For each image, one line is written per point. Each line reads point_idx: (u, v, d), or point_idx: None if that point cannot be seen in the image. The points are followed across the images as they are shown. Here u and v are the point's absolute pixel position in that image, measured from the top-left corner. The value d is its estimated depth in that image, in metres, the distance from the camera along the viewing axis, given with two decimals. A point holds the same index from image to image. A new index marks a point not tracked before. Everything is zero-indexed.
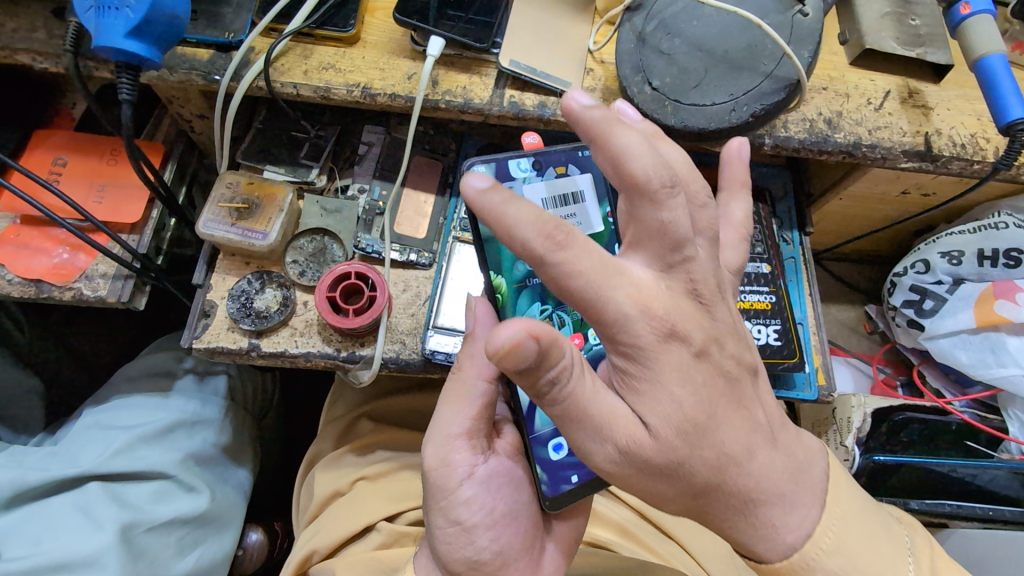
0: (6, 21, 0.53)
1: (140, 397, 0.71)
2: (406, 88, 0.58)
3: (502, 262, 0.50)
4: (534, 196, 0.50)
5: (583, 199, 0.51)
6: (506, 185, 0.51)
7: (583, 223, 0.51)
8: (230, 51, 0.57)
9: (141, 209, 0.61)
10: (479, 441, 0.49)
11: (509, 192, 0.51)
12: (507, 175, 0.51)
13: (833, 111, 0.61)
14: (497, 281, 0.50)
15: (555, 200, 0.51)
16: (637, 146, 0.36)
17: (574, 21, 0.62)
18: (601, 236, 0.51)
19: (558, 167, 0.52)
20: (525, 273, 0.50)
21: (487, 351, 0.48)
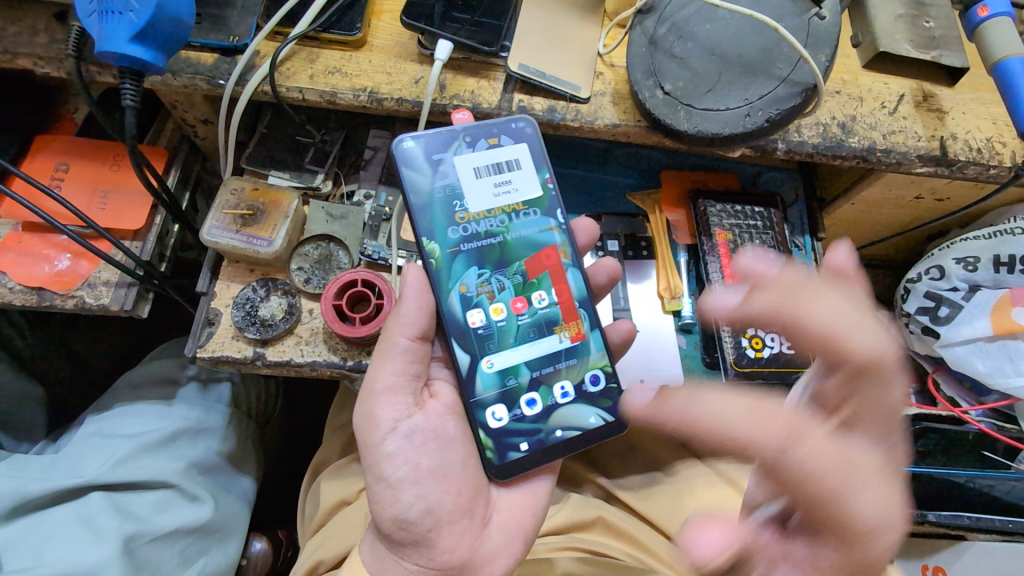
0: (8, 26, 0.52)
1: (142, 405, 0.71)
2: (414, 93, 0.58)
3: (436, 229, 0.50)
4: (466, 165, 0.51)
5: (518, 167, 0.52)
6: (437, 158, 0.51)
7: (519, 189, 0.52)
8: (235, 54, 0.56)
9: (143, 216, 0.59)
10: (405, 397, 0.48)
11: (440, 163, 0.51)
12: (438, 147, 0.51)
13: (847, 115, 0.60)
14: (431, 246, 0.50)
15: (490, 167, 0.52)
16: (723, 406, 0.41)
17: (583, 25, 0.61)
18: (539, 201, 0.53)
19: (488, 138, 0.52)
20: (459, 239, 0.50)
21: (413, 312, 0.48)
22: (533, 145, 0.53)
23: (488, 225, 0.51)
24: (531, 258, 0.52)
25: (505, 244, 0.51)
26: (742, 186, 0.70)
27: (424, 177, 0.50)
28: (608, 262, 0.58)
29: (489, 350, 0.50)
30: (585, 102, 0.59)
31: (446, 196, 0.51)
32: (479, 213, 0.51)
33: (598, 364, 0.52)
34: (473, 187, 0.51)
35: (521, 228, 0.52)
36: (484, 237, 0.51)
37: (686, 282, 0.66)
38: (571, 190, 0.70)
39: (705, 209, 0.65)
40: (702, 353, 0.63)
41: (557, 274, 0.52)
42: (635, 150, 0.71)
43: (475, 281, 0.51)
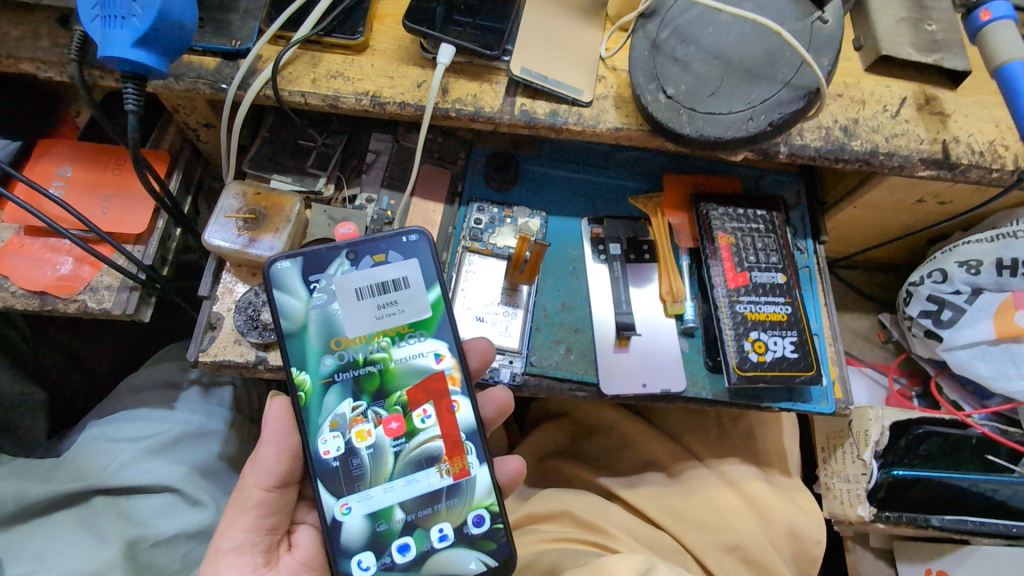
0: (10, 31, 0.52)
1: (145, 409, 0.71)
2: (416, 97, 0.58)
3: (307, 358, 0.50)
4: (348, 286, 0.51)
5: (405, 286, 0.52)
6: (315, 279, 0.51)
7: (405, 309, 0.52)
8: (238, 59, 0.56)
9: (145, 220, 0.60)
10: (254, 556, 0.50)
11: (317, 286, 0.51)
12: (318, 270, 0.51)
13: (849, 118, 0.60)
14: (301, 377, 0.50)
15: (373, 287, 0.51)
16: None
17: (585, 28, 0.61)
18: (426, 321, 0.52)
19: (374, 256, 0.51)
20: (333, 368, 0.50)
21: (271, 458, 0.50)
22: (421, 261, 0.52)
23: (366, 351, 0.51)
24: (412, 388, 0.52)
25: (384, 371, 0.51)
26: (744, 190, 0.70)
27: (299, 301, 0.50)
28: (497, 395, 0.60)
29: (358, 492, 0.49)
30: (587, 106, 0.59)
31: (323, 319, 0.51)
32: (357, 339, 0.51)
33: (484, 502, 0.50)
34: (353, 309, 0.51)
35: (404, 352, 0.52)
36: (361, 365, 0.51)
37: (688, 285, 0.65)
38: (573, 193, 0.69)
39: (707, 212, 0.65)
40: (704, 357, 0.63)
41: (441, 402, 0.52)
42: (637, 154, 0.71)
43: (351, 411, 0.51)
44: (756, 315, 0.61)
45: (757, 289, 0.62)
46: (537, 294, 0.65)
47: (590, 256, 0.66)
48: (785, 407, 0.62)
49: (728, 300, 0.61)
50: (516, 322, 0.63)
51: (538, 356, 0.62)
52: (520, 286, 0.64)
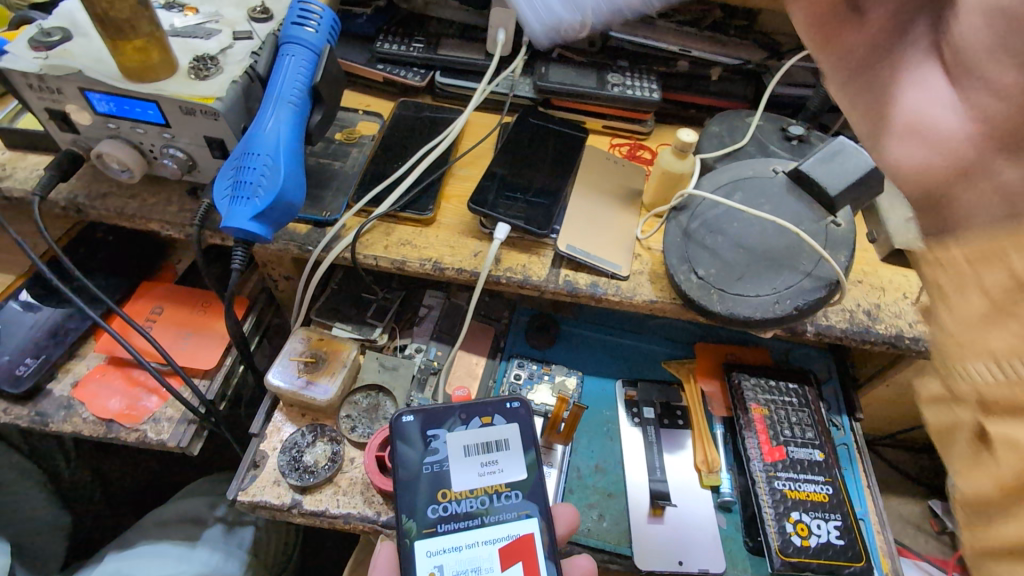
0: (149, 197, 0.64)
1: (166, 545, 0.70)
2: (472, 264, 0.65)
3: (415, 507, 0.51)
4: (456, 442, 0.53)
5: (506, 446, 0.53)
6: (431, 432, 0.53)
7: (505, 470, 0.53)
8: (325, 225, 0.66)
9: (216, 357, 0.65)
10: None
11: (434, 439, 0.53)
12: (435, 423, 0.53)
13: (871, 304, 0.64)
14: (407, 524, 0.51)
15: (478, 445, 0.53)
16: None
17: (623, 214, 0.70)
18: (523, 484, 0.53)
19: (482, 415, 0.54)
20: (438, 518, 0.51)
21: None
22: (524, 424, 0.54)
23: (469, 506, 0.51)
24: (506, 545, 0.51)
25: (482, 527, 0.51)
26: (774, 361, 0.72)
27: (415, 451, 0.52)
28: (581, 562, 0.55)
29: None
30: (624, 279, 0.65)
31: (432, 471, 0.52)
32: (462, 492, 0.52)
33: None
34: (460, 464, 0.52)
35: (502, 510, 0.52)
36: (462, 519, 0.51)
37: (723, 455, 0.65)
38: (606, 354, 0.73)
39: (739, 383, 0.67)
40: (744, 536, 0.61)
41: (529, 567, 0.50)
42: (669, 322, 0.76)
43: (448, 566, 0.50)
44: (796, 494, 0.60)
45: (796, 466, 0.61)
46: (571, 454, 0.65)
47: (625, 418, 0.68)
48: None
49: (766, 476, 0.60)
50: (550, 482, 0.63)
51: None
52: (555, 445, 0.65)
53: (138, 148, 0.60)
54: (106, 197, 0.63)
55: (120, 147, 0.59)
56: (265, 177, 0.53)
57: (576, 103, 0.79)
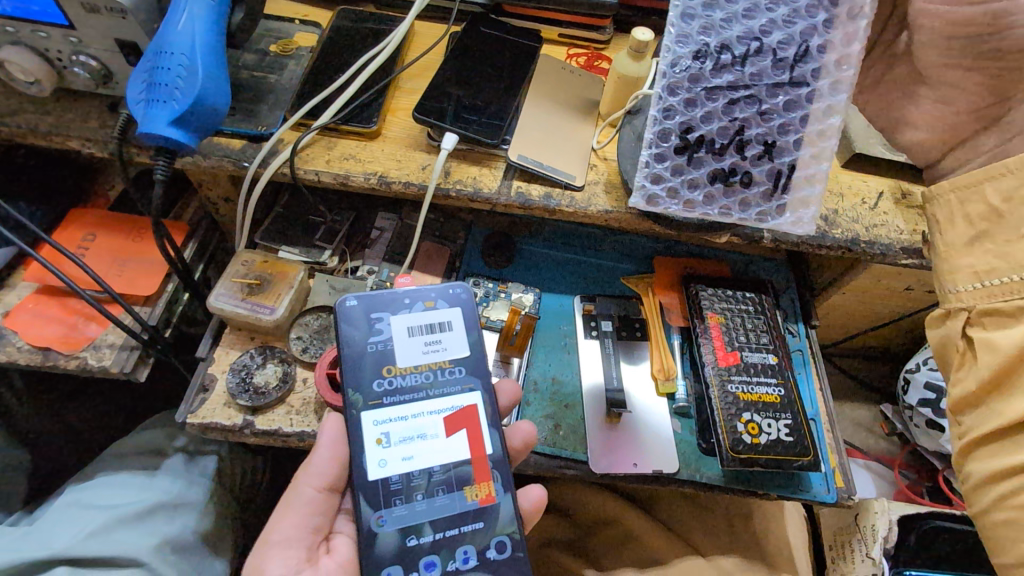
0: (64, 113, 0.59)
1: (125, 475, 0.69)
2: (420, 178, 0.62)
3: (361, 382, 0.50)
4: (400, 323, 0.52)
5: (450, 328, 0.53)
6: (375, 314, 0.52)
7: (449, 349, 0.52)
8: (261, 141, 0.62)
9: (157, 283, 0.63)
10: (297, 553, 0.47)
11: (379, 320, 0.52)
12: (380, 306, 0.52)
13: (829, 209, 0.63)
14: (353, 397, 0.49)
15: (422, 326, 0.52)
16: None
17: (578, 124, 0.67)
18: (468, 362, 0.52)
19: (425, 298, 0.53)
20: (384, 391, 0.50)
21: (324, 463, 0.50)
22: (468, 308, 0.54)
23: (414, 381, 0.51)
24: (451, 413, 0.50)
25: (427, 400, 0.50)
26: (732, 273, 0.72)
27: (359, 331, 0.51)
28: (524, 427, 0.55)
29: (393, 509, 0.47)
30: (579, 190, 0.63)
31: (377, 351, 0.51)
32: (406, 368, 0.51)
33: (505, 530, 0.48)
34: (404, 344, 0.51)
35: (446, 385, 0.51)
36: (408, 392, 0.50)
37: (680, 364, 0.65)
38: (564, 271, 0.72)
39: (697, 293, 0.67)
40: (697, 438, 0.62)
41: (474, 433, 0.50)
42: (628, 238, 0.75)
43: (395, 432, 0.49)
44: (748, 395, 0.60)
45: (750, 369, 0.62)
46: (528, 368, 0.65)
47: (582, 332, 0.67)
48: (784, 494, 0.59)
49: (719, 379, 0.61)
50: None
51: None
52: (511, 358, 0.65)
53: (44, 55, 0.55)
54: (16, 113, 0.59)
55: (21, 53, 0.54)
56: (182, 79, 0.49)
57: (528, 9, 0.74)
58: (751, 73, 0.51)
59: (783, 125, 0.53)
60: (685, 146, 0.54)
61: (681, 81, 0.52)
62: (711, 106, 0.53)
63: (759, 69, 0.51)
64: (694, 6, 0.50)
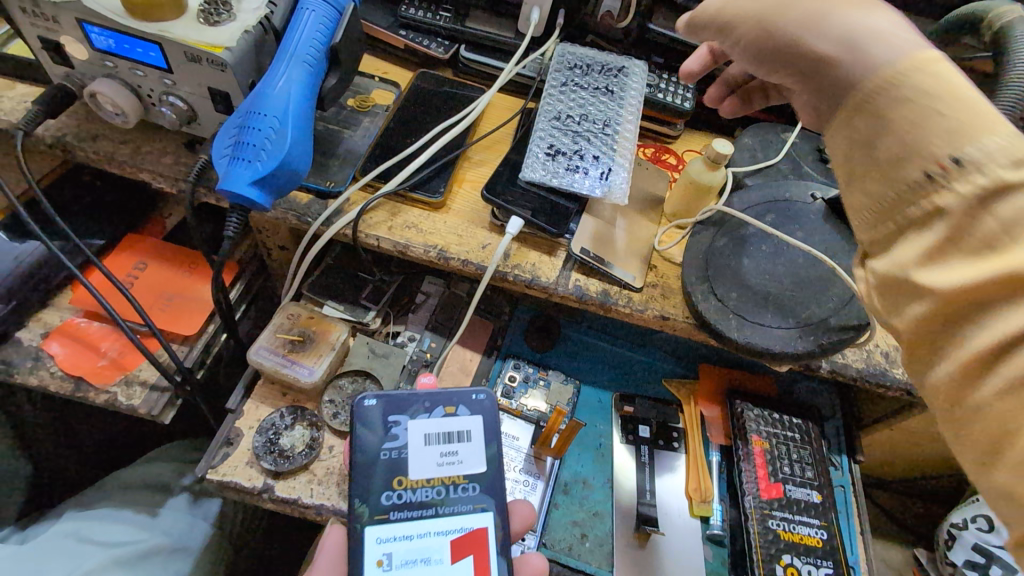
0: (142, 145, 0.59)
1: (127, 511, 0.67)
2: (480, 256, 0.62)
3: (369, 491, 0.47)
4: (417, 430, 0.48)
5: (469, 438, 0.49)
6: (393, 417, 0.48)
7: (465, 462, 0.49)
8: (328, 197, 0.62)
9: (199, 324, 0.62)
10: None
11: (395, 425, 0.48)
12: (397, 409, 0.49)
13: (890, 346, 0.62)
14: (358, 509, 0.46)
15: (439, 434, 0.49)
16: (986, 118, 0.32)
17: (643, 223, 0.67)
18: (483, 479, 0.48)
19: (444, 404, 0.49)
20: (391, 506, 0.47)
21: None
22: (489, 418, 0.50)
23: (425, 496, 0.47)
24: (459, 538, 0.47)
25: (435, 521, 0.47)
26: (778, 392, 0.70)
27: (374, 435, 0.48)
28: (533, 560, 0.50)
29: None
30: (637, 291, 0.62)
31: (390, 458, 0.48)
32: (418, 480, 0.47)
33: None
34: (418, 453, 0.48)
35: (457, 504, 0.47)
36: (416, 508, 0.47)
37: (716, 486, 0.63)
38: (606, 364, 0.71)
39: (742, 412, 0.64)
40: (730, 571, 0.59)
41: (480, 563, 0.46)
42: (674, 338, 0.73)
43: (398, 554, 0.46)
44: (788, 535, 0.57)
45: (792, 506, 0.59)
46: (560, 467, 0.63)
47: (618, 436, 0.65)
48: None
49: (760, 513, 0.58)
50: (536, 494, 0.60)
51: (551, 537, 0.59)
52: (545, 457, 0.62)
53: (135, 91, 0.56)
54: (96, 139, 0.59)
55: (114, 86, 0.54)
56: (270, 142, 0.49)
57: None
58: (583, 123, 0.68)
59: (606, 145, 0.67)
60: (553, 156, 0.65)
61: (544, 134, 0.67)
62: (565, 139, 0.67)
63: (583, 127, 0.68)
64: (554, 109, 0.69)
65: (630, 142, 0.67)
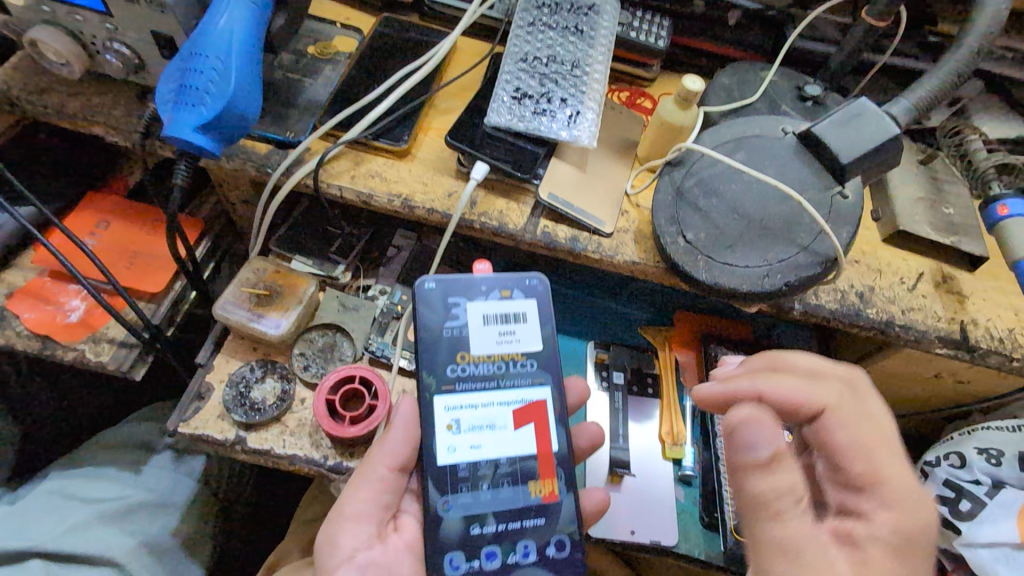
0: (92, 97, 0.58)
1: (111, 469, 0.68)
2: (445, 205, 0.60)
3: (435, 365, 0.48)
4: (475, 310, 0.50)
5: (525, 319, 0.51)
6: (451, 298, 0.50)
7: (522, 341, 0.50)
8: (288, 148, 0.60)
9: (165, 281, 0.61)
10: (368, 527, 0.47)
11: (456, 306, 0.50)
12: (455, 291, 0.50)
13: (865, 285, 0.61)
14: (426, 380, 0.48)
15: (497, 315, 0.50)
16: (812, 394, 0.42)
17: (615, 167, 0.65)
18: (540, 355, 0.50)
19: (500, 287, 0.51)
20: (456, 377, 0.48)
21: (398, 443, 0.48)
22: (543, 301, 0.51)
23: (487, 370, 0.49)
24: (522, 407, 0.49)
25: (499, 391, 0.49)
26: (754, 337, 0.69)
27: (436, 313, 0.49)
28: (591, 427, 0.56)
29: (458, 496, 0.46)
30: (607, 236, 0.61)
31: (452, 336, 0.49)
32: (481, 356, 0.49)
33: (565, 529, 0.47)
34: (477, 332, 0.50)
35: (518, 378, 0.49)
36: (480, 381, 0.49)
37: (689, 429, 0.63)
38: (581, 313, 0.70)
39: (716, 355, 0.65)
40: (700, 512, 0.59)
41: (542, 429, 0.49)
42: (650, 286, 0.72)
43: (464, 419, 0.48)
44: None
45: None
46: None
47: (593, 383, 0.65)
48: None
49: None
50: None
51: None
52: None
53: (78, 38, 0.54)
54: (44, 92, 0.57)
55: (54, 33, 0.52)
56: (213, 84, 0.47)
57: None
58: (549, 65, 0.66)
59: (575, 85, 0.65)
60: (519, 100, 0.63)
61: (509, 77, 0.64)
62: (531, 81, 0.64)
63: (550, 69, 0.66)
64: (519, 51, 0.66)
65: (600, 82, 0.65)
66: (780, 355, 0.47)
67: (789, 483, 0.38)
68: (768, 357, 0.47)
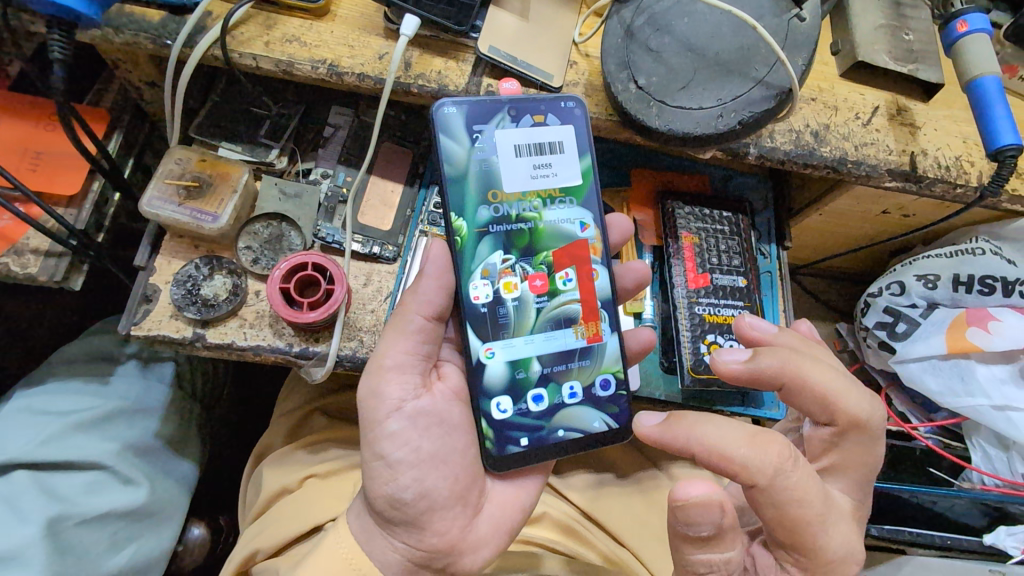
0: None
1: (76, 382, 0.67)
2: (377, 69, 0.55)
3: (465, 206, 0.47)
4: (506, 141, 0.48)
5: (560, 150, 0.49)
6: (477, 127, 0.47)
7: (561, 175, 0.49)
8: (184, 13, 0.52)
9: (78, 181, 0.56)
10: (413, 376, 0.46)
11: (480, 135, 0.47)
12: (480, 119, 0.47)
13: (820, 124, 0.59)
14: (457, 223, 0.46)
15: (531, 147, 0.48)
16: (822, 374, 0.42)
17: (560, 10, 0.59)
18: (578, 190, 0.49)
19: (533, 116, 0.48)
20: (489, 219, 0.47)
21: (433, 291, 0.47)
22: (579, 128, 0.49)
23: (520, 209, 0.48)
24: (560, 250, 0.49)
25: (536, 231, 0.48)
26: (711, 189, 0.69)
27: (462, 147, 0.47)
28: (637, 267, 0.57)
29: (501, 342, 0.47)
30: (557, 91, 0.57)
31: (481, 170, 0.47)
32: (514, 195, 0.48)
33: (612, 368, 0.49)
34: (511, 165, 0.48)
35: (554, 217, 0.49)
36: (515, 221, 0.48)
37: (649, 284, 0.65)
38: None
39: (673, 211, 0.64)
40: (660, 357, 0.62)
41: (583, 270, 0.49)
42: (608, 147, 0.69)
43: (498, 264, 0.48)
44: (714, 317, 0.60)
45: (718, 292, 0.61)
46: None
47: None
48: (738, 412, 0.61)
49: (687, 302, 0.61)
50: None
51: None
52: None
53: None
54: None
55: None
56: None
57: None
58: None
59: None
60: None
61: None
62: None
63: None
64: None
65: None
66: (810, 358, 0.42)
67: (778, 454, 0.39)
68: (787, 356, 0.42)
